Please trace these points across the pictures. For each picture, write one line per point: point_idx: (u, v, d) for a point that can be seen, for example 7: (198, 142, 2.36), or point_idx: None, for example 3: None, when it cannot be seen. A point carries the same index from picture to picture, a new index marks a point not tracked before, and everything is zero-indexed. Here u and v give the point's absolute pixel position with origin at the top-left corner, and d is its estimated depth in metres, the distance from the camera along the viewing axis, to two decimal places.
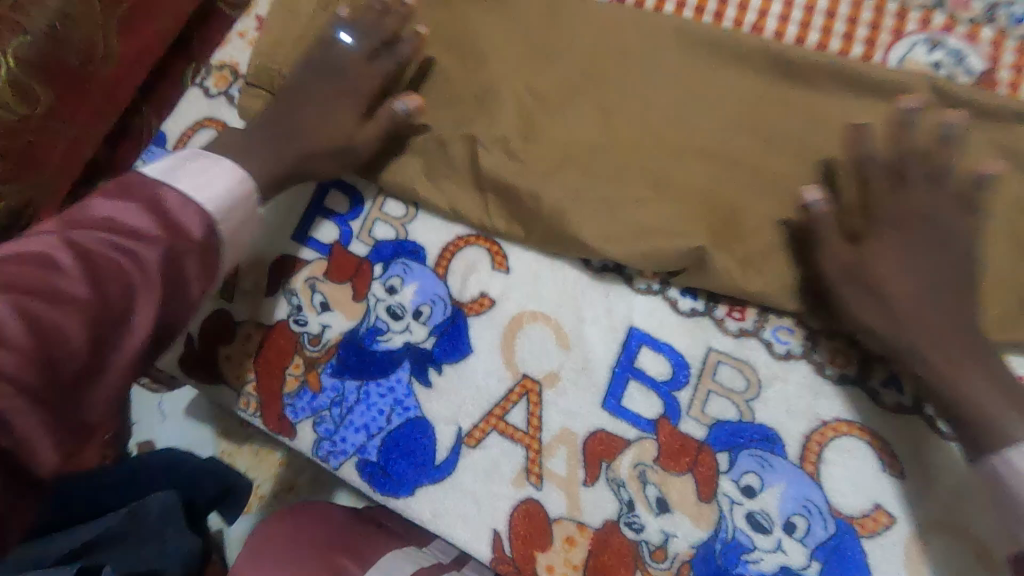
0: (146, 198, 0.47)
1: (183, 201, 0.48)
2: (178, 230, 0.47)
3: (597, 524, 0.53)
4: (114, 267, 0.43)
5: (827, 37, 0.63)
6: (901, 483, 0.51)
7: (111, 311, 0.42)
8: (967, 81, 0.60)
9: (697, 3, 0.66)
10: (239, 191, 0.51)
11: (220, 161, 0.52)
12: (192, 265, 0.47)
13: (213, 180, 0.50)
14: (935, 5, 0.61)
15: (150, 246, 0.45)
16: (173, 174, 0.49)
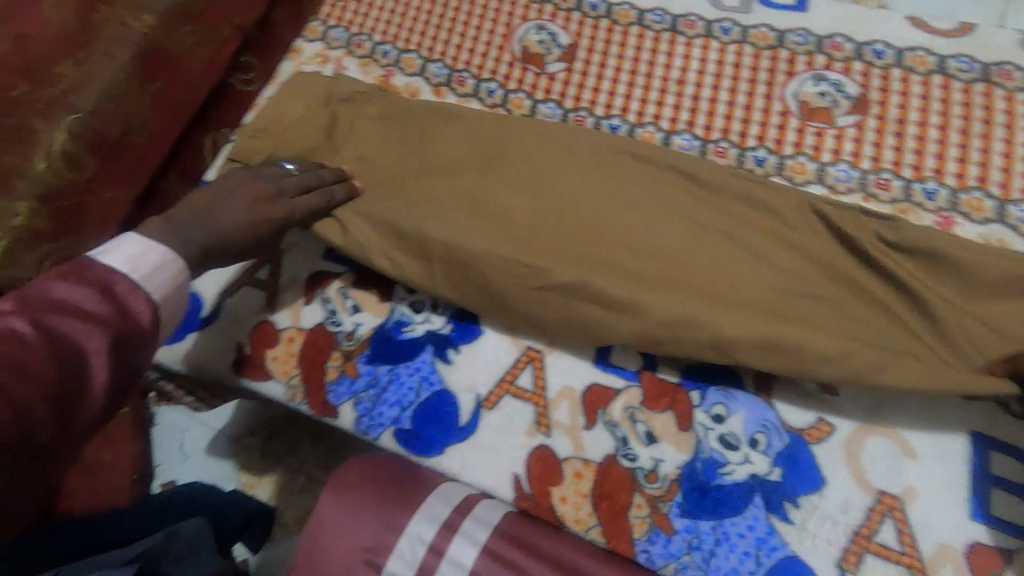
0: (96, 283, 0.50)
1: (128, 286, 0.52)
2: (129, 314, 0.51)
3: (599, 459, 0.65)
4: (55, 344, 0.47)
5: (736, 82, 0.82)
6: (838, 400, 0.63)
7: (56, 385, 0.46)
8: (847, 104, 0.77)
9: (636, 60, 0.85)
10: (172, 271, 0.56)
11: (146, 243, 0.56)
12: (132, 346, 0.50)
13: (160, 267, 0.55)
14: (816, 51, 0.81)
15: (97, 330, 0.48)
16: (109, 257, 0.53)
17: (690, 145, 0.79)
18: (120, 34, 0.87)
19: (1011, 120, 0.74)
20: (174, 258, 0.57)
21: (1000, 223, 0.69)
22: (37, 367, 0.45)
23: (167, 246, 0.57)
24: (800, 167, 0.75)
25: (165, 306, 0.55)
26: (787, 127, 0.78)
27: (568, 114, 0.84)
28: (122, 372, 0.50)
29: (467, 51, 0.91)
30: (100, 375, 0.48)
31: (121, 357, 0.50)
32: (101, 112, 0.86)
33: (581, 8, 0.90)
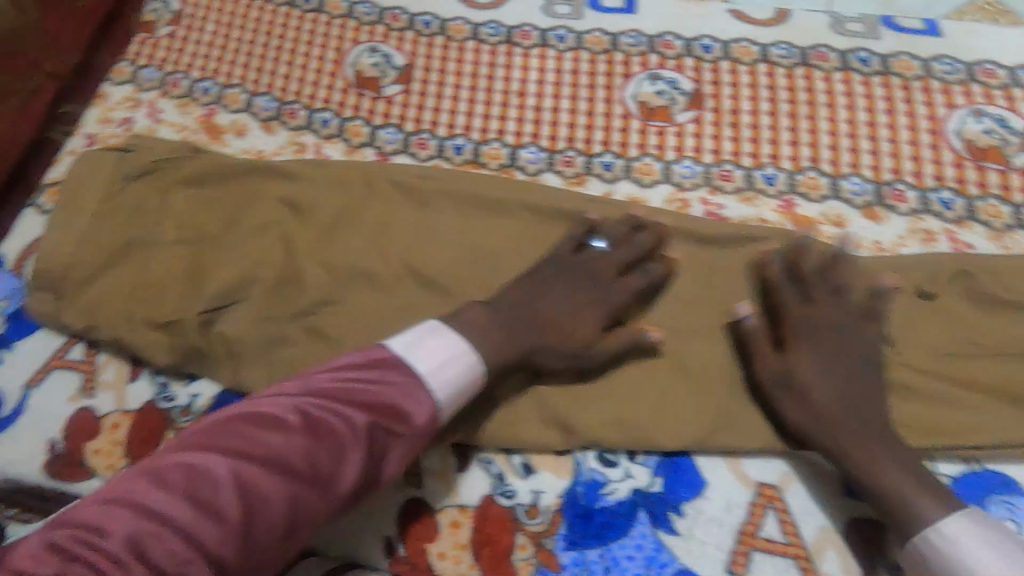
0: (399, 373, 0.52)
1: (413, 384, 0.52)
2: (399, 411, 0.50)
3: (475, 502, 0.59)
4: (327, 436, 0.48)
5: (576, 88, 0.80)
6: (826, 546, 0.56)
7: (290, 483, 0.46)
8: (683, 99, 0.78)
9: (475, 77, 0.83)
10: (471, 372, 0.54)
11: (453, 339, 0.55)
12: (354, 454, 0.48)
13: (455, 360, 0.54)
14: (649, 51, 0.81)
15: (368, 416, 0.49)
16: (410, 350, 0.53)
17: (537, 157, 0.76)
18: None
19: (833, 98, 0.76)
20: (474, 359, 0.55)
21: (836, 198, 0.70)
22: (292, 461, 0.46)
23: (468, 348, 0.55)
24: (647, 168, 0.74)
25: (449, 405, 0.53)
26: (629, 130, 0.77)
27: (409, 137, 0.79)
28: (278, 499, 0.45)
29: (296, 82, 0.84)
30: (377, 470, 0.50)
31: (314, 469, 0.47)
32: None
33: (414, 26, 0.87)
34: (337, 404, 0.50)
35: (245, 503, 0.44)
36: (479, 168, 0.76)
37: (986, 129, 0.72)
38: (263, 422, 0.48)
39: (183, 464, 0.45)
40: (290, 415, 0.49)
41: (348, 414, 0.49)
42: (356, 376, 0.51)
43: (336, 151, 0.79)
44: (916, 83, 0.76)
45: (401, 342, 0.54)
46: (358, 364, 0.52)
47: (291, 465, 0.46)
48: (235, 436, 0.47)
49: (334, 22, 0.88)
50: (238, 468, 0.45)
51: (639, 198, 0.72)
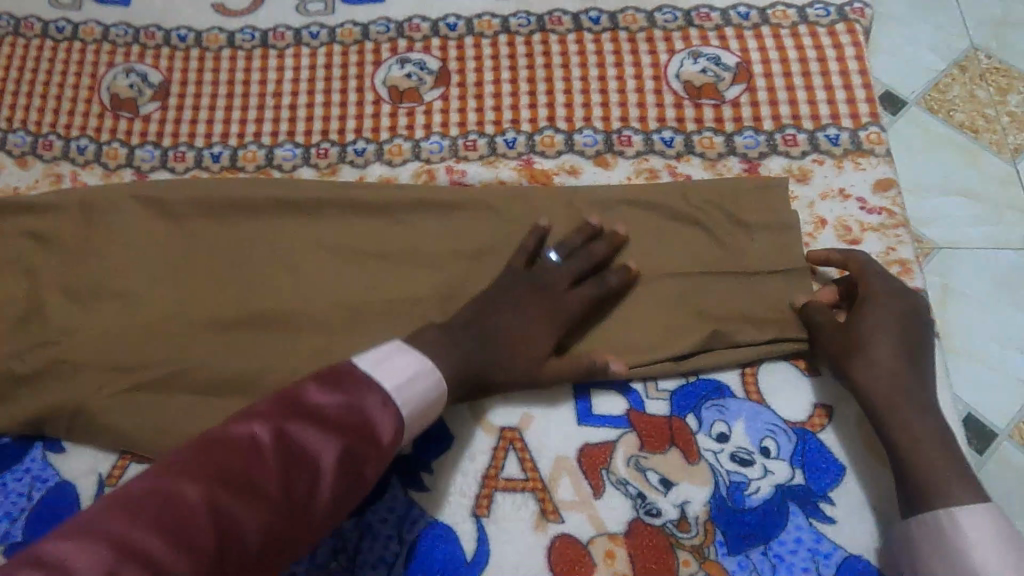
0: (356, 399, 0.50)
1: (381, 401, 0.50)
2: (374, 431, 0.49)
3: None
4: (296, 465, 0.46)
5: (330, 82, 0.82)
6: (646, 505, 0.58)
7: (230, 531, 0.43)
8: (431, 78, 0.81)
9: (231, 84, 0.83)
10: (432, 391, 0.54)
11: (420, 358, 0.54)
12: (327, 480, 0.47)
13: (416, 380, 0.53)
14: (398, 37, 0.84)
15: (335, 442, 0.48)
16: (376, 368, 0.52)
17: (292, 153, 0.78)
18: None
19: (567, 59, 0.80)
20: (437, 377, 0.54)
21: (570, 152, 0.74)
22: (263, 494, 0.45)
23: (428, 361, 0.54)
24: (397, 149, 0.77)
25: (415, 421, 0.53)
26: (381, 114, 0.79)
27: (166, 153, 0.79)
28: (285, 510, 0.45)
29: (52, 113, 0.83)
30: (348, 488, 0.49)
31: (295, 494, 0.46)
32: None
33: (170, 42, 0.87)
34: (310, 429, 0.48)
35: (226, 539, 0.43)
36: (236, 173, 0.77)
37: (701, 68, 0.77)
38: (145, 483, 0.44)
39: (145, 509, 0.42)
40: (173, 472, 0.45)
41: (321, 436, 0.47)
42: (329, 400, 0.49)
43: (93, 176, 0.79)
44: (641, 34, 0.81)
45: (367, 358, 0.52)
46: (329, 386, 0.50)
47: (261, 497, 0.45)
48: (165, 489, 0.44)
49: (88, 48, 0.88)
50: (166, 526, 0.42)
51: (389, 178, 0.75)
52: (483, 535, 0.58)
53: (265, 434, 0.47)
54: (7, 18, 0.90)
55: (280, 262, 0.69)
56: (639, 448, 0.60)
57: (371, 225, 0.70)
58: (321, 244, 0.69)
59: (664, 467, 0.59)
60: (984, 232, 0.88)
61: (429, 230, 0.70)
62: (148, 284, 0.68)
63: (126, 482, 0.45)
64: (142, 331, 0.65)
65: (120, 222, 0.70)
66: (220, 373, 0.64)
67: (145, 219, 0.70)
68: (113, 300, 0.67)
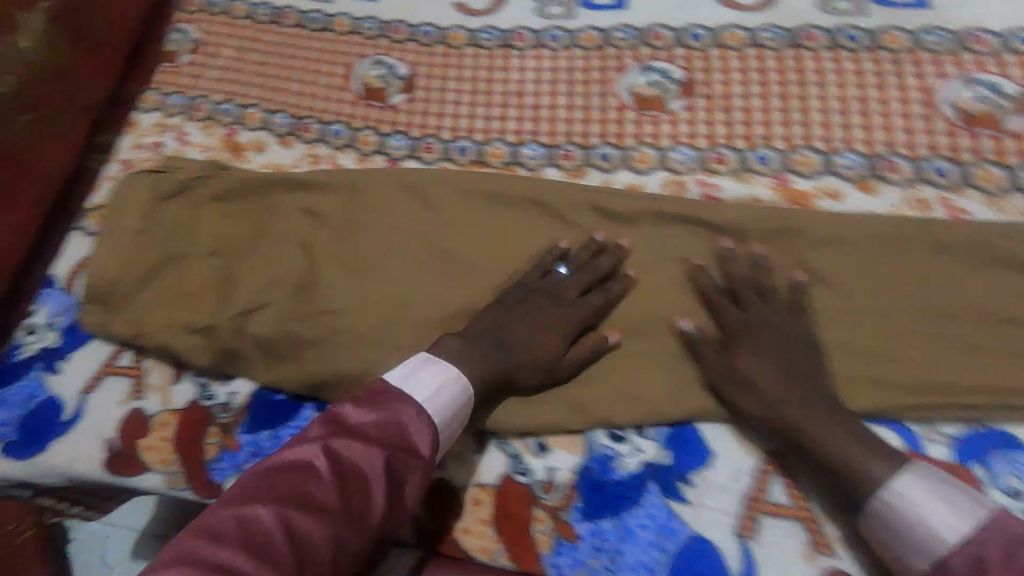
0: (364, 423, 0.54)
1: (415, 412, 0.55)
2: (411, 443, 0.54)
3: (495, 481, 0.63)
4: (359, 472, 0.51)
5: (573, 85, 0.84)
6: None
7: (347, 508, 0.50)
8: (676, 89, 0.81)
9: (475, 81, 0.87)
10: (460, 403, 0.58)
11: (452, 369, 0.59)
12: (383, 488, 0.51)
13: (440, 391, 0.57)
14: (641, 44, 0.84)
15: (376, 453, 0.52)
16: (408, 380, 0.57)
17: (537, 153, 0.80)
18: None
19: (822, 77, 0.78)
20: (462, 381, 0.59)
21: (829, 174, 0.72)
22: (324, 504, 0.49)
23: (455, 372, 0.59)
24: (643, 157, 0.77)
25: (445, 430, 0.57)
26: (624, 121, 0.80)
27: (416, 143, 0.83)
28: (353, 508, 0.50)
29: (310, 98, 0.90)
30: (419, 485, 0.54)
31: (365, 491, 0.51)
32: None
33: (415, 37, 0.92)
34: (353, 443, 0.52)
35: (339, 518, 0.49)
36: (483, 167, 0.80)
37: (978, 96, 0.73)
38: (299, 472, 0.51)
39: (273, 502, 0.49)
40: (318, 469, 0.51)
41: (395, 433, 0.54)
42: (363, 418, 0.54)
43: (349, 160, 0.84)
44: (906, 56, 0.77)
45: (398, 372, 0.58)
46: (364, 404, 0.55)
47: (363, 478, 0.51)
48: (247, 493, 0.50)
49: (341, 39, 0.94)
50: (290, 513, 0.48)
51: (635, 186, 0.75)
52: (749, 558, 0.57)
53: (314, 456, 0.52)
54: (269, 8, 0.99)
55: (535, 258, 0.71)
56: None
57: (626, 231, 0.71)
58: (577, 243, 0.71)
59: None
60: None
61: (685, 241, 0.70)
62: (415, 268, 0.72)
63: (246, 473, 0.52)
64: (411, 312, 0.69)
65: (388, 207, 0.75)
66: None
67: (409, 205, 0.75)
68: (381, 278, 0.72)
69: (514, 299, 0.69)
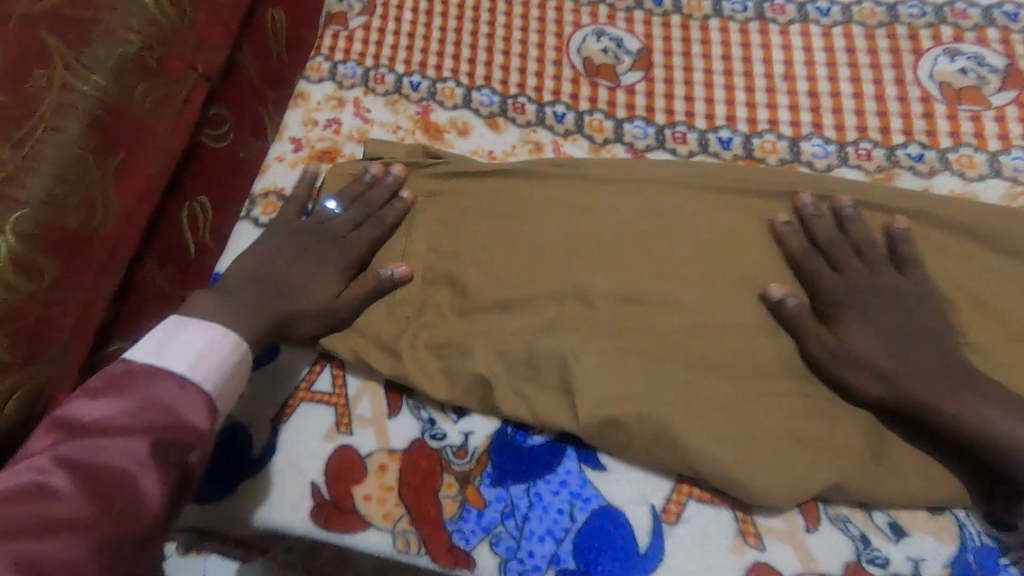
0: (141, 391, 0.44)
1: (178, 384, 0.45)
2: (177, 414, 0.44)
3: (839, 569, 0.50)
4: (110, 462, 0.40)
5: (857, 69, 0.69)
6: None
7: (121, 494, 0.39)
8: (995, 79, 0.66)
9: (728, 59, 0.72)
10: (230, 358, 0.48)
11: (208, 329, 0.49)
12: (151, 475, 0.41)
13: (207, 348, 0.48)
14: (939, 23, 0.70)
15: (134, 437, 0.41)
16: (160, 350, 0.46)
17: (824, 150, 0.66)
18: (64, 98, 0.54)
19: None
20: (231, 340, 0.49)
21: None
22: (97, 497, 0.39)
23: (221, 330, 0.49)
24: (967, 160, 0.62)
25: (223, 397, 0.48)
26: (933, 115, 0.65)
27: (663, 131, 0.69)
28: (133, 500, 0.39)
29: (518, 72, 0.76)
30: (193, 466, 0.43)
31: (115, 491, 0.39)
32: (54, 197, 0.52)
33: (643, 5, 0.77)
34: (88, 438, 0.41)
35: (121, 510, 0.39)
36: (757, 164, 0.66)
37: None
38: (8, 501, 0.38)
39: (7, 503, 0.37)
40: (44, 487, 0.38)
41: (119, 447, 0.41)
42: (98, 405, 0.43)
43: (579, 149, 0.70)
44: None
45: (147, 346, 0.46)
46: (107, 386, 0.44)
47: (163, 451, 0.42)
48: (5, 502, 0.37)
49: (549, 4, 0.79)
50: (89, 489, 0.39)
51: (965, 196, 0.61)
52: None
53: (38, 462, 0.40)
54: None
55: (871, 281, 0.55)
56: None
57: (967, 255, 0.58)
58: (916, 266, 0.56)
59: None
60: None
61: None
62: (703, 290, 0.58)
63: None
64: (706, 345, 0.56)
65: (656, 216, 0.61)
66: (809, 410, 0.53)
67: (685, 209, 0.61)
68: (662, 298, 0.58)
69: None
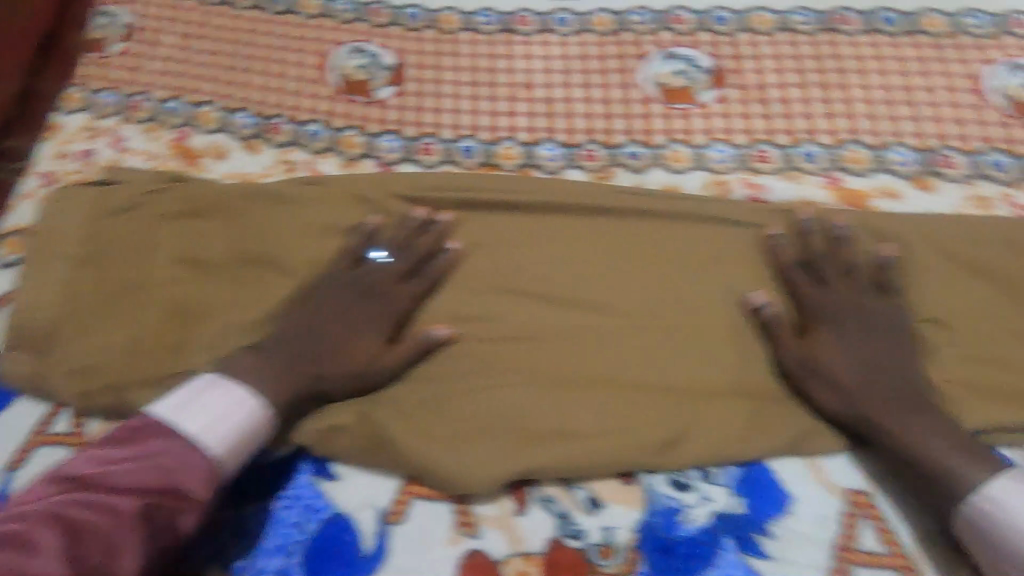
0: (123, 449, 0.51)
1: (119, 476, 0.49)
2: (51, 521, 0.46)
3: (541, 548, 0.53)
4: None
5: (588, 75, 0.74)
6: None
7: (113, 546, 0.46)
8: (705, 78, 0.72)
9: (474, 71, 0.75)
10: (248, 421, 0.53)
11: (232, 390, 0.54)
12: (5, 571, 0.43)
13: (225, 414, 0.52)
14: (660, 29, 0.75)
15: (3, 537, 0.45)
16: (185, 408, 0.52)
17: (555, 153, 0.69)
18: None
19: (861, 65, 0.71)
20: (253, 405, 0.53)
21: (883, 171, 0.65)
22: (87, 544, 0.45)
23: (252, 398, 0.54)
24: (676, 155, 0.68)
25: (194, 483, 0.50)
26: (651, 115, 0.71)
27: (411, 144, 0.71)
28: None
29: (276, 92, 0.76)
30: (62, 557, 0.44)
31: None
32: None
33: (400, 21, 0.79)
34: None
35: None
36: (494, 171, 0.69)
37: None
38: None
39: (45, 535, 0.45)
40: None
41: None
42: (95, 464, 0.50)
43: (331, 165, 0.71)
44: (946, 41, 0.71)
45: (171, 401, 0.53)
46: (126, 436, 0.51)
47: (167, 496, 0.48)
48: None
49: (309, 23, 0.80)
50: (93, 537, 0.46)
51: (672, 188, 0.66)
52: None
53: None
54: None
55: (572, 270, 0.63)
56: None
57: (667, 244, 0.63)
58: (620, 254, 0.63)
59: None
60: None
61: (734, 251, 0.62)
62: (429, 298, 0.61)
63: None
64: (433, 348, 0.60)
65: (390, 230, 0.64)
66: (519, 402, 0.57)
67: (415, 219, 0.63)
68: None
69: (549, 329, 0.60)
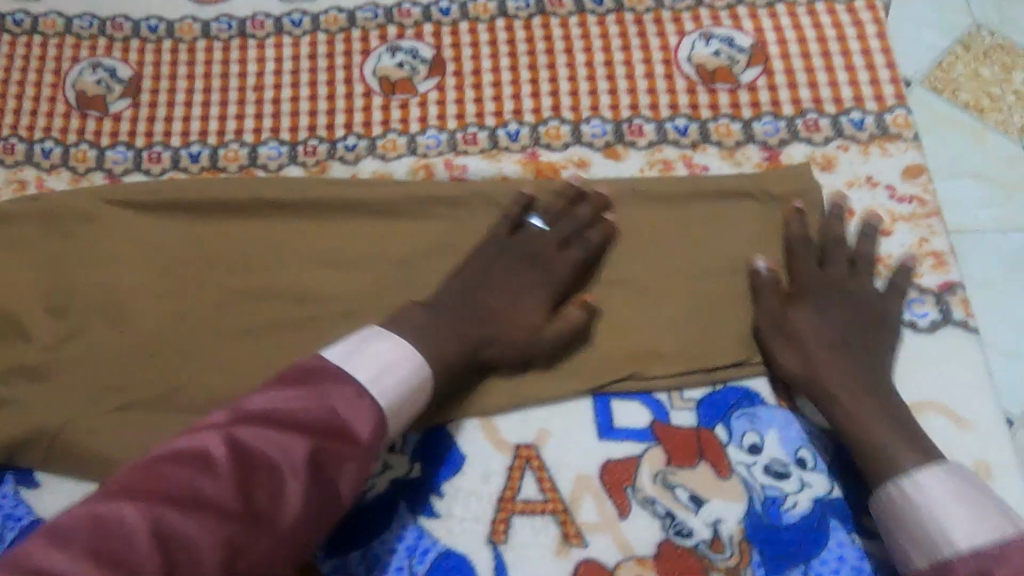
0: (295, 386, 0.48)
1: (353, 393, 0.48)
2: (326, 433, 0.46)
3: None
4: (258, 469, 0.44)
5: (315, 73, 0.76)
6: (685, 539, 0.53)
7: (254, 509, 0.43)
8: (424, 68, 0.75)
9: (208, 78, 0.77)
10: (407, 378, 0.50)
11: (389, 344, 0.51)
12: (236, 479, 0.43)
13: (386, 372, 0.49)
14: (387, 23, 0.78)
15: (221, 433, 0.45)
16: (351, 358, 0.49)
17: (277, 152, 0.72)
18: None
19: (570, 43, 0.75)
20: (415, 362, 0.51)
21: (577, 143, 0.69)
22: (218, 505, 0.42)
23: (408, 355, 0.51)
24: (391, 144, 0.71)
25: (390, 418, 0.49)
26: (372, 107, 0.74)
27: (140, 154, 0.73)
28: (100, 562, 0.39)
29: (11, 113, 0.76)
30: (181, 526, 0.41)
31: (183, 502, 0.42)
32: None
33: (140, 33, 0.80)
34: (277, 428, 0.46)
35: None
36: (217, 174, 0.71)
37: (714, 51, 0.72)
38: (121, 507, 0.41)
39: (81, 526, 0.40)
40: (180, 484, 0.43)
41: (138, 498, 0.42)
42: (291, 396, 0.47)
43: (61, 181, 0.72)
44: (648, 16, 0.75)
45: (339, 349, 0.50)
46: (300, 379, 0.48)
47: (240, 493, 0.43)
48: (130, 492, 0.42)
49: (50, 42, 0.80)
50: (153, 521, 0.41)
51: (383, 174, 0.70)
52: (501, 565, 0.53)
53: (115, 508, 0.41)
54: None
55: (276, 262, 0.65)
56: (670, 475, 0.55)
57: (370, 231, 0.66)
58: (322, 242, 0.66)
59: (703, 496, 0.54)
60: (997, 216, 0.82)
61: (429, 232, 0.65)
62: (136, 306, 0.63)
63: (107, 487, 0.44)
64: (129, 352, 0.61)
65: (100, 243, 0.65)
66: (214, 393, 0.60)
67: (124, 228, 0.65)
68: (104, 309, 0.63)
69: (249, 322, 0.62)
